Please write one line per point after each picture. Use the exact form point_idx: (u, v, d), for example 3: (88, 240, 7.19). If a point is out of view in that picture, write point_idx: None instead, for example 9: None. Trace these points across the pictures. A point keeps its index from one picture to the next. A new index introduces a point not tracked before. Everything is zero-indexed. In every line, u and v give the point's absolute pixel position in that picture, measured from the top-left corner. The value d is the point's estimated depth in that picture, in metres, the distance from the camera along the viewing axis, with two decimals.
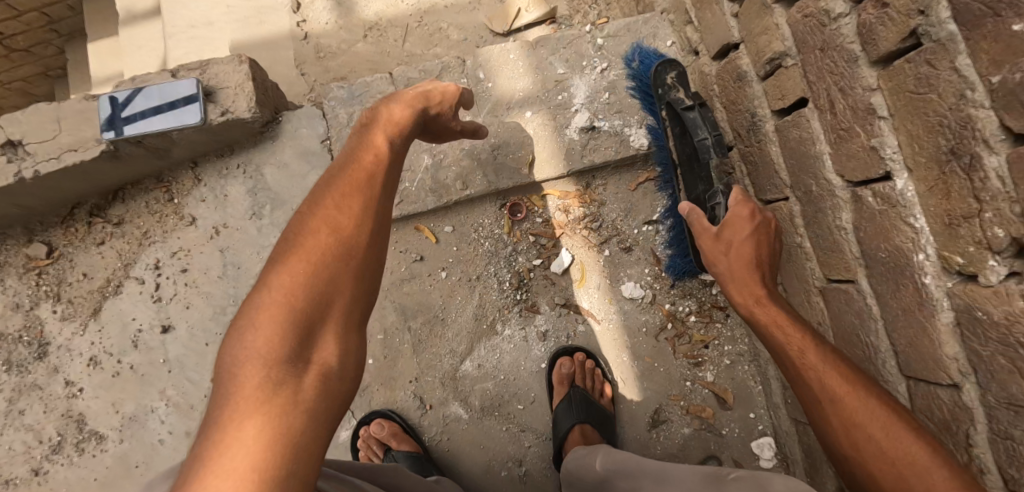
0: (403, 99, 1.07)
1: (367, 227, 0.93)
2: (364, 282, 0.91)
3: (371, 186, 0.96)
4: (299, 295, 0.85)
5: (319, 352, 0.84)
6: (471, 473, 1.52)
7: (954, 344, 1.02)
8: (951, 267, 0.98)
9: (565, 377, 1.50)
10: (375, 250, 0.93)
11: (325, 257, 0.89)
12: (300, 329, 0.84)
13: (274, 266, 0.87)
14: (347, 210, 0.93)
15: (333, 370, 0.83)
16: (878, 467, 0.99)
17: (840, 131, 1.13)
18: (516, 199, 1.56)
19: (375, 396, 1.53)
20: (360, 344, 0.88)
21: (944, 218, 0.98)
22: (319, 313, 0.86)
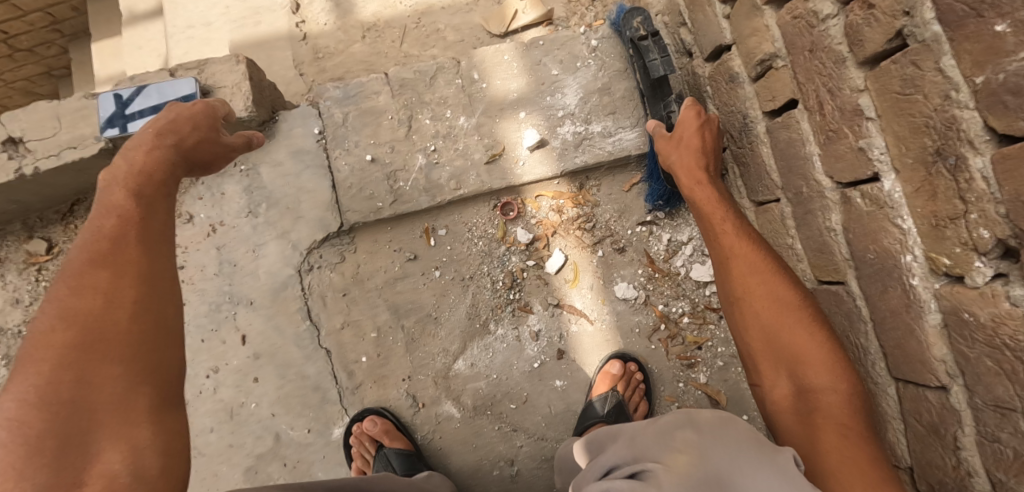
0: (136, 155, 1.02)
1: (128, 298, 0.85)
2: (136, 363, 0.81)
3: (120, 254, 0.88)
4: (54, 408, 0.76)
5: (94, 465, 0.75)
6: (462, 471, 1.53)
7: (942, 346, 1.01)
8: (938, 268, 0.99)
9: (614, 378, 1.49)
10: (137, 324, 0.83)
11: (70, 348, 0.79)
12: (61, 446, 0.75)
13: (15, 380, 0.77)
14: (91, 289, 0.84)
15: (120, 477, 0.75)
16: (779, 341, 1.14)
17: (828, 132, 1.13)
18: (507, 198, 1.56)
19: (368, 393, 1.54)
20: (157, 434, 0.79)
21: (929, 219, 0.98)
22: (82, 417, 0.77)
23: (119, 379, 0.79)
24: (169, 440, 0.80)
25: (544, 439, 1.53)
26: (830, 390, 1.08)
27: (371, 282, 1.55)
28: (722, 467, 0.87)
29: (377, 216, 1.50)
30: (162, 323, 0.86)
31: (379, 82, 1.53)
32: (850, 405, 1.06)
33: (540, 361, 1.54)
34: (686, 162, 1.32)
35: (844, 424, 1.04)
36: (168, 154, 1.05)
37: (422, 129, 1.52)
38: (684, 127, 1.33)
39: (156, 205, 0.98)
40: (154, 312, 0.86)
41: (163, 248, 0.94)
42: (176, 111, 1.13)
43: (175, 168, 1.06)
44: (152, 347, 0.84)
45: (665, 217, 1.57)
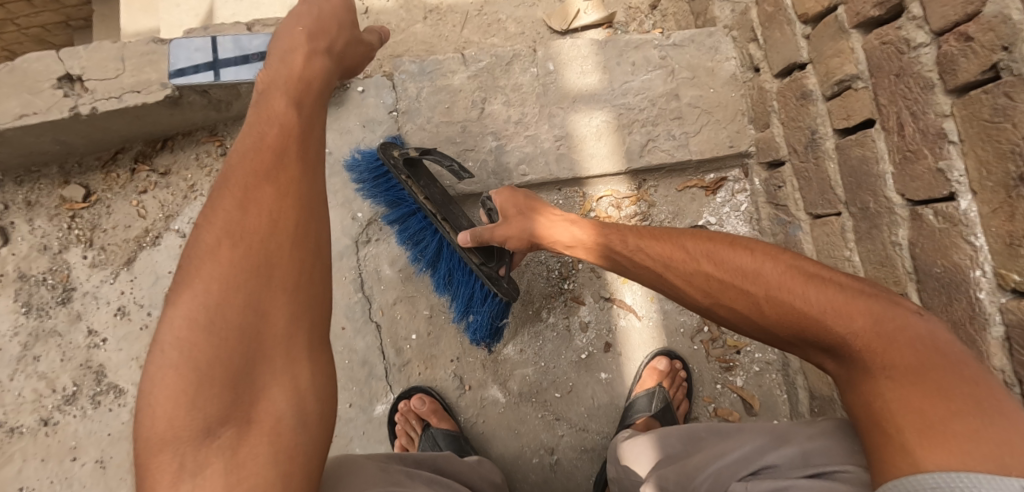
0: (294, 61, 1.13)
1: (290, 223, 0.94)
2: (300, 297, 0.92)
3: (281, 172, 0.97)
4: (224, 333, 0.86)
5: (259, 403, 0.86)
6: (502, 458, 1.55)
7: (1003, 358, 1.08)
8: (1008, 283, 1.05)
9: (662, 373, 1.55)
10: (303, 257, 0.93)
11: (240, 269, 0.89)
12: (227, 378, 0.85)
13: (184, 296, 0.87)
14: (258, 208, 0.93)
15: (285, 417, 0.86)
16: (765, 308, 0.96)
17: (906, 152, 1.21)
18: (571, 190, 1.60)
19: (415, 372, 1.54)
20: (316, 376, 0.90)
21: (1005, 238, 1.05)
22: (247, 350, 0.86)
23: (281, 314, 0.89)
24: (323, 383, 0.91)
25: (585, 430, 1.57)
26: (867, 327, 0.88)
27: (428, 260, 1.54)
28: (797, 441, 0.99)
29: (444, 194, 1.50)
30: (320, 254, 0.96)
31: (455, 62, 1.55)
32: (878, 330, 0.88)
33: (587, 352, 1.59)
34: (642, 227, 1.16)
35: (893, 366, 0.85)
36: (321, 63, 1.16)
37: (494, 113, 1.54)
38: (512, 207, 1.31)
39: (311, 122, 1.06)
40: (307, 242, 0.94)
41: (316, 171, 1.02)
42: (317, 6, 1.23)
43: (328, 74, 1.17)
44: (311, 279, 0.93)
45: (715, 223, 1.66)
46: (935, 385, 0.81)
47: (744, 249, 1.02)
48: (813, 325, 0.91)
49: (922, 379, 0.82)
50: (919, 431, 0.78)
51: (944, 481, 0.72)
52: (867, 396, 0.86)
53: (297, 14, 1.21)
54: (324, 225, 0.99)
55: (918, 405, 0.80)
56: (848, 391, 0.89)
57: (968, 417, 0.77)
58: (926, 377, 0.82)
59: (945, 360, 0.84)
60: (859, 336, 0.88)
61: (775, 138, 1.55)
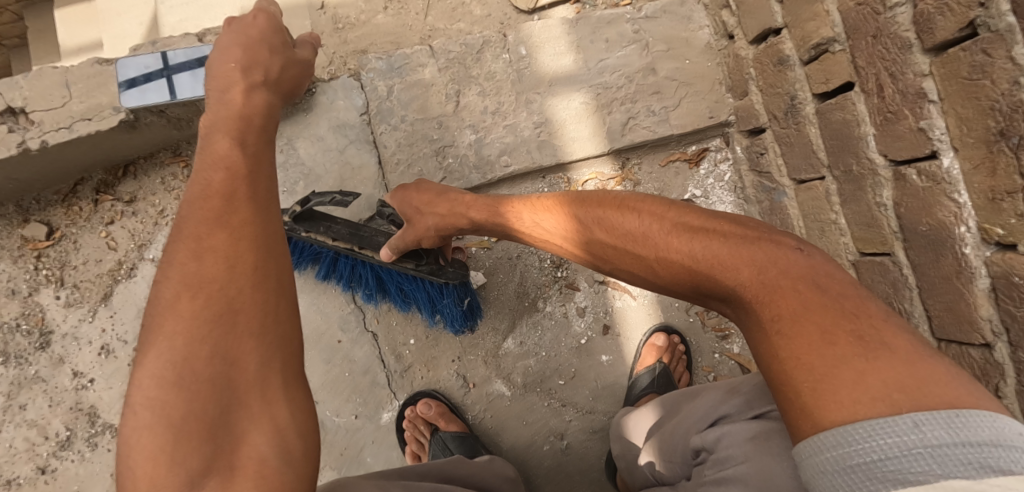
0: (232, 99, 0.97)
1: (249, 263, 0.80)
2: (274, 338, 0.79)
3: (233, 213, 0.83)
4: (193, 387, 0.73)
5: (242, 449, 0.73)
6: (514, 449, 1.56)
7: (988, 309, 1.13)
8: (991, 237, 1.09)
9: (661, 348, 1.57)
10: (271, 294, 0.80)
11: (207, 316, 0.76)
12: (204, 432, 0.72)
13: (150, 355, 0.74)
14: (215, 251, 0.80)
15: (269, 460, 0.73)
16: (660, 270, 0.92)
17: (887, 113, 1.21)
18: (556, 177, 1.57)
19: (418, 375, 1.53)
20: (297, 413, 0.78)
21: (988, 194, 1.08)
22: (218, 411, 0.74)
23: (254, 357, 0.77)
24: (306, 419, 0.79)
25: (592, 412, 1.60)
26: (754, 274, 0.81)
27: None
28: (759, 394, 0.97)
29: None
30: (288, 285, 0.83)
31: (424, 54, 1.48)
32: (765, 280, 0.80)
33: (587, 337, 1.59)
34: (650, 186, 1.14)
35: (803, 306, 0.76)
36: (266, 95, 1.02)
37: (470, 105, 1.48)
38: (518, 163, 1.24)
39: (260, 157, 0.91)
40: (275, 279, 0.82)
41: (273, 207, 0.88)
42: (238, 29, 1.08)
43: (274, 107, 1.03)
44: (276, 315, 0.80)
45: (701, 196, 1.66)
46: (843, 330, 0.73)
47: (636, 208, 0.98)
48: (704, 274, 0.85)
49: (835, 325, 0.74)
50: (829, 380, 0.70)
51: (834, 440, 0.67)
52: (767, 348, 0.78)
53: (220, 42, 1.06)
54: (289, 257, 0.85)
55: (824, 348, 0.72)
56: (756, 354, 0.81)
57: (886, 363, 0.69)
58: (839, 319, 0.75)
59: (848, 295, 0.77)
60: (783, 305, 0.78)
61: (754, 106, 1.54)
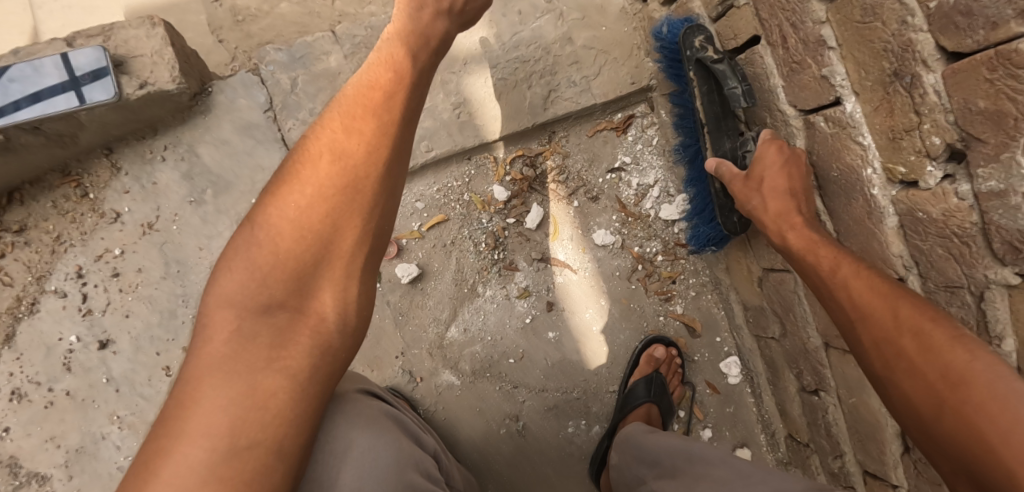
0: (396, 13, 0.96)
1: (385, 157, 0.86)
2: (375, 230, 0.86)
3: (388, 110, 0.87)
4: (288, 272, 0.82)
5: (314, 300, 0.83)
6: (470, 438, 1.55)
7: (899, 245, 1.20)
8: (895, 177, 1.15)
9: (656, 358, 1.59)
10: (387, 194, 0.86)
11: (337, 184, 0.83)
12: (292, 271, 0.82)
13: (284, 191, 0.84)
14: (354, 140, 0.85)
15: (328, 321, 0.83)
16: (870, 348, 0.97)
17: (793, 64, 1.24)
18: (482, 157, 1.53)
19: (363, 377, 1.49)
20: (363, 297, 0.86)
21: (888, 134, 1.13)
22: (304, 276, 0.83)
23: (358, 233, 0.84)
24: (364, 305, 0.87)
25: (545, 390, 1.59)
26: (961, 363, 0.86)
27: None
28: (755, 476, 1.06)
29: None
30: (395, 200, 0.88)
31: (327, 41, 1.41)
32: (950, 374, 0.86)
33: (531, 316, 1.58)
34: (776, 207, 1.19)
35: (971, 387, 0.83)
36: (449, 24, 1.00)
37: None
38: (767, 169, 1.23)
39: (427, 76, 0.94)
40: (395, 178, 0.87)
41: (416, 121, 0.91)
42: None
43: (453, 35, 1.01)
44: (382, 214, 0.86)
45: (632, 163, 1.64)
46: (1002, 400, 0.80)
47: (862, 274, 1.02)
48: (905, 359, 0.91)
49: (959, 378, 0.84)
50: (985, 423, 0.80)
51: None
52: (945, 422, 0.85)
53: None
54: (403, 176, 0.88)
55: (969, 423, 0.82)
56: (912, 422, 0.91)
57: (1008, 421, 0.78)
58: (986, 391, 0.82)
59: (984, 376, 0.83)
60: (943, 376, 0.87)
61: (671, 68, 1.55)
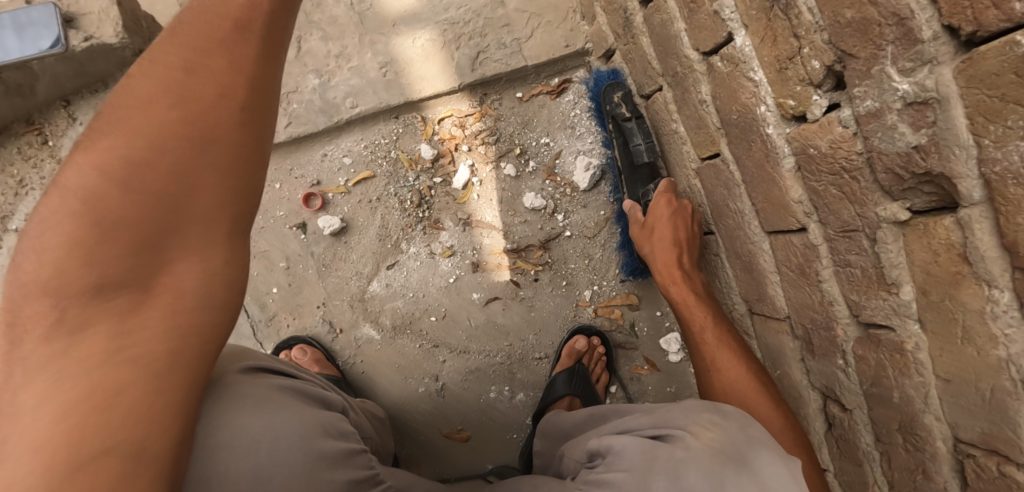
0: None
1: (238, 101, 0.73)
2: (236, 185, 0.73)
3: (238, 42, 0.74)
4: (128, 249, 0.68)
5: (163, 277, 0.71)
6: (388, 394, 1.56)
7: (798, 190, 1.11)
8: (787, 112, 1.08)
9: (576, 351, 1.55)
10: (251, 144, 0.74)
11: (177, 131, 0.70)
12: (132, 244, 0.68)
13: (104, 140, 0.68)
14: (192, 89, 0.71)
15: (187, 295, 0.71)
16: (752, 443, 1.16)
17: (691, 4, 1.19)
18: (410, 117, 1.57)
19: (284, 324, 1.53)
20: (233, 265, 0.74)
21: (775, 65, 1.06)
22: (145, 249, 0.69)
23: (211, 192, 0.72)
24: (237, 274, 0.75)
25: (466, 351, 1.58)
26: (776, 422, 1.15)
27: (276, 212, 1.53)
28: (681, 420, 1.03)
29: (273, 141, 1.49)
30: (264, 149, 0.76)
31: None
32: (768, 429, 1.15)
33: (455, 275, 1.58)
34: (663, 257, 1.37)
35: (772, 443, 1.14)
36: None
37: (312, 50, 1.50)
38: (666, 222, 1.35)
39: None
40: (255, 125, 0.75)
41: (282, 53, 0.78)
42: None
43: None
44: (247, 167, 0.74)
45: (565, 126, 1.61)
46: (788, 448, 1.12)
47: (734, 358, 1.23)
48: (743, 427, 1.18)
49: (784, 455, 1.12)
50: None
51: None
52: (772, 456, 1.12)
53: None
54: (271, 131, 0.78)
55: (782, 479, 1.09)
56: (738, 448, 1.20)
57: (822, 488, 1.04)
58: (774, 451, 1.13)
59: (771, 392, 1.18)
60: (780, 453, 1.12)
61: (602, 28, 1.52)
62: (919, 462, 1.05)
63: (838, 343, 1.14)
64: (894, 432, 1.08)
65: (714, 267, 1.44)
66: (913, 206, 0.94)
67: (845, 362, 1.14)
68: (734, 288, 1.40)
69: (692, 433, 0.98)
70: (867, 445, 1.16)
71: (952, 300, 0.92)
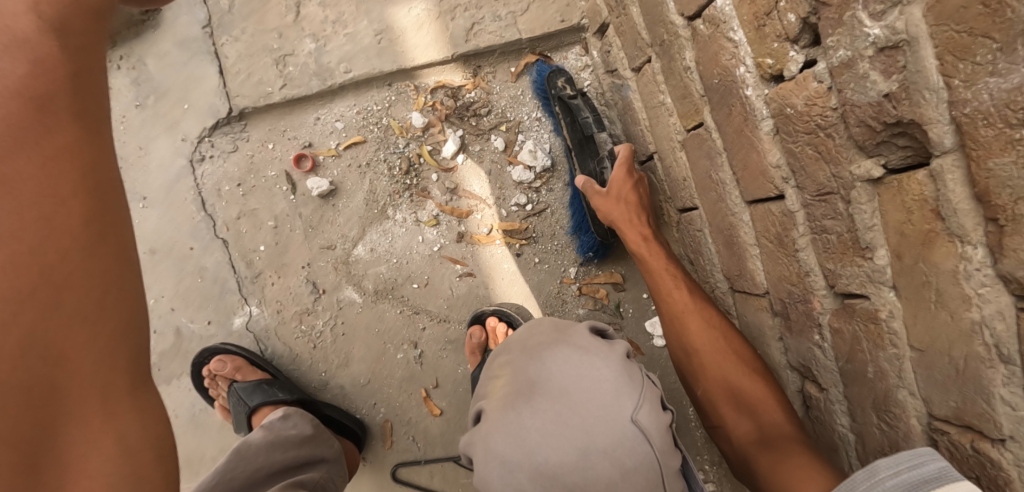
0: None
1: (81, 234, 0.68)
2: (114, 324, 0.69)
3: (50, 143, 0.69)
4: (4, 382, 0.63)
5: (66, 467, 0.65)
6: (365, 359, 1.57)
7: (777, 154, 1.06)
8: (765, 72, 1.04)
9: (475, 347, 1.50)
10: (114, 272, 0.70)
11: (32, 305, 0.65)
12: (21, 462, 0.64)
13: None
14: (12, 197, 0.66)
15: (113, 483, 0.66)
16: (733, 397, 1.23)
17: None
18: (403, 84, 1.58)
19: (269, 283, 1.56)
20: (144, 416, 0.70)
21: (754, 23, 1.03)
22: (35, 450, 0.65)
23: (85, 355, 0.67)
24: (155, 420, 0.71)
25: (447, 321, 1.57)
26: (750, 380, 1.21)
27: (267, 172, 1.55)
28: (505, 375, 1.01)
29: (267, 101, 1.52)
30: (125, 263, 0.71)
31: None
32: (743, 386, 1.21)
33: (440, 244, 1.58)
34: (623, 218, 1.38)
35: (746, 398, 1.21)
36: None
37: (310, 15, 1.52)
38: (616, 186, 1.38)
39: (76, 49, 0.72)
40: (108, 244, 0.70)
41: (104, 143, 0.73)
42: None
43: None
44: (122, 297, 0.70)
45: (556, 101, 1.60)
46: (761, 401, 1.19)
47: (709, 325, 1.27)
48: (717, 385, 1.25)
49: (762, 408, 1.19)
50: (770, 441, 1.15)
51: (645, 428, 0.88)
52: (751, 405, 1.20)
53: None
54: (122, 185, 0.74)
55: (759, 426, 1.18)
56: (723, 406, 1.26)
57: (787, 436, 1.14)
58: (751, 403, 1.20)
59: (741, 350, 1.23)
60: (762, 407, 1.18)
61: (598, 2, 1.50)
62: (893, 444, 0.98)
63: (815, 316, 1.08)
64: (869, 412, 1.02)
65: (697, 245, 1.40)
66: (888, 163, 0.89)
67: (821, 337, 1.08)
68: (716, 265, 1.35)
69: (489, 395, 0.99)
70: (842, 428, 1.09)
71: (925, 262, 0.85)
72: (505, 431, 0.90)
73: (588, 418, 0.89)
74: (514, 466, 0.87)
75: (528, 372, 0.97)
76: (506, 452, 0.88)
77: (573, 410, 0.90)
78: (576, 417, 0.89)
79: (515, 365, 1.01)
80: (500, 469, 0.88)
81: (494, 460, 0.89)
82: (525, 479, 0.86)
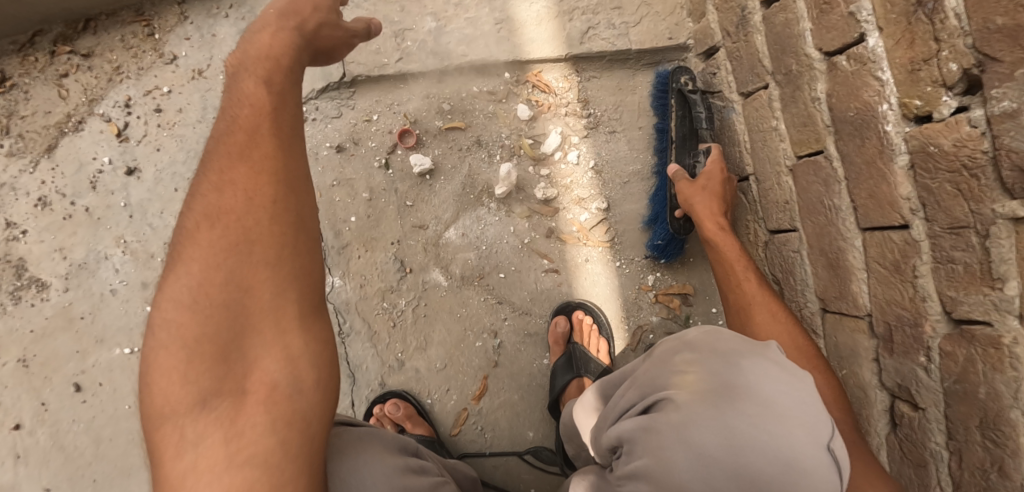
0: (259, 40, 0.97)
1: (266, 197, 0.89)
2: (286, 277, 0.88)
3: (256, 147, 0.91)
4: (207, 311, 0.84)
5: (252, 373, 0.85)
6: (445, 343, 1.55)
7: (908, 188, 1.16)
8: (910, 112, 1.13)
9: (560, 336, 1.55)
10: (292, 248, 0.88)
11: (225, 246, 0.86)
12: (215, 353, 0.83)
13: (171, 280, 0.86)
14: (232, 186, 0.89)
15: (279, 384, 0.84)
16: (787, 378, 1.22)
17: (822, 5, 1.27)
18: (513, 76, 1.61)
19: (355, 255, 1.54)
20: (309, 342, 0.88)
21: (907, 66, 1.12)
22: (232, 350, 0.84)
23: (267, 286, 0.86)
24: (320, 351, 0.89)
25: (528, 313, 1.59)
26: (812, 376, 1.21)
27: (369, 142, 1.55)
28: (706, 372, 0.94)
29: (382, 72, 1.52)
30: (300, 239, 0.90)
31: None
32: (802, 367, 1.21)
33: (530, 237, 1.59)
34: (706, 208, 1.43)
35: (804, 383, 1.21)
36: (292, 39, 0.99)
37: None
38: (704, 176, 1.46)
39: (287, 93, 0.96)
40: (290, 218, 0.89)
41: (297, 145, 0.95)
42: None
43: (300, 53, 1.00)
44: (293, 256, 0.88)
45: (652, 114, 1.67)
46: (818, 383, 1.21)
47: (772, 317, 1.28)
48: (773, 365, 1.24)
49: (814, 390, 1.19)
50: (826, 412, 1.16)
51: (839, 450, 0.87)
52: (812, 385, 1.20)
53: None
54: (306, 167, 0.95)
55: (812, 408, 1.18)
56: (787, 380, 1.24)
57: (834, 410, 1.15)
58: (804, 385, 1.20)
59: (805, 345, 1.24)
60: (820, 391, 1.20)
61: (709, 26, 1.60)
62: (996, 460, 1.06)
63: (924, 340, 1.18)
64: (974, 430, 1.10)
65: (789, 264, 1.52)
66: None
67: (928, 359, 1.18)
68: (810, 284, 1.47)
69: (676, 389, 0.93)
70: (937, 445, 1.19)
71: None
72: (702, 423, 0.87)
73: (797, 433, 0.85)
74: (710, 462, 0.85)
75: (724, 373, 0.92)
76: (704, 446, 0.86)
77: (774, 420, 0.86)
78: (783, 428, 0.85)
79: (708, 368, 0.94)
80: (690, 457, 0.86)
81: (682, 447, 0.87)
82: (718, 472, 0.85)
